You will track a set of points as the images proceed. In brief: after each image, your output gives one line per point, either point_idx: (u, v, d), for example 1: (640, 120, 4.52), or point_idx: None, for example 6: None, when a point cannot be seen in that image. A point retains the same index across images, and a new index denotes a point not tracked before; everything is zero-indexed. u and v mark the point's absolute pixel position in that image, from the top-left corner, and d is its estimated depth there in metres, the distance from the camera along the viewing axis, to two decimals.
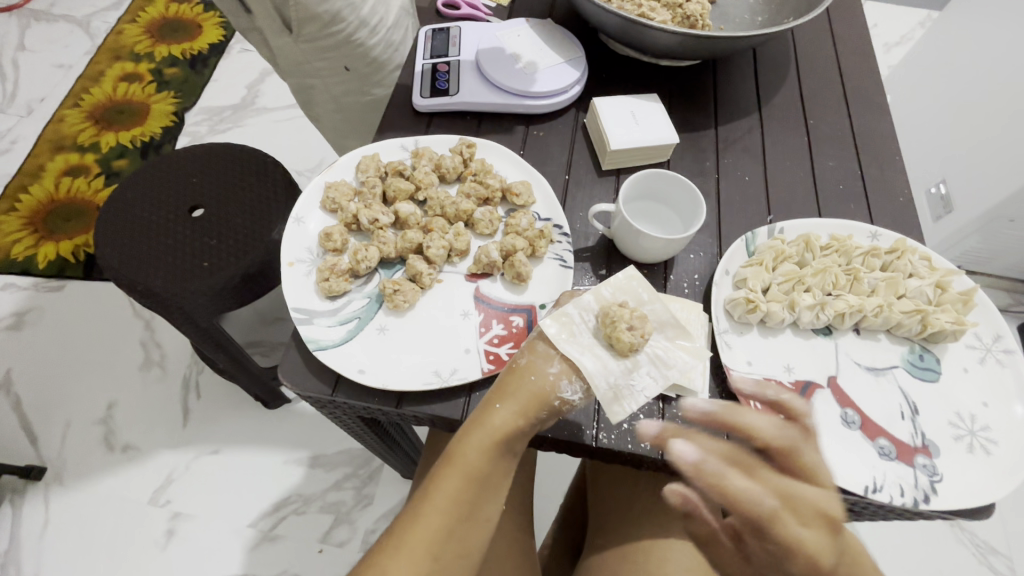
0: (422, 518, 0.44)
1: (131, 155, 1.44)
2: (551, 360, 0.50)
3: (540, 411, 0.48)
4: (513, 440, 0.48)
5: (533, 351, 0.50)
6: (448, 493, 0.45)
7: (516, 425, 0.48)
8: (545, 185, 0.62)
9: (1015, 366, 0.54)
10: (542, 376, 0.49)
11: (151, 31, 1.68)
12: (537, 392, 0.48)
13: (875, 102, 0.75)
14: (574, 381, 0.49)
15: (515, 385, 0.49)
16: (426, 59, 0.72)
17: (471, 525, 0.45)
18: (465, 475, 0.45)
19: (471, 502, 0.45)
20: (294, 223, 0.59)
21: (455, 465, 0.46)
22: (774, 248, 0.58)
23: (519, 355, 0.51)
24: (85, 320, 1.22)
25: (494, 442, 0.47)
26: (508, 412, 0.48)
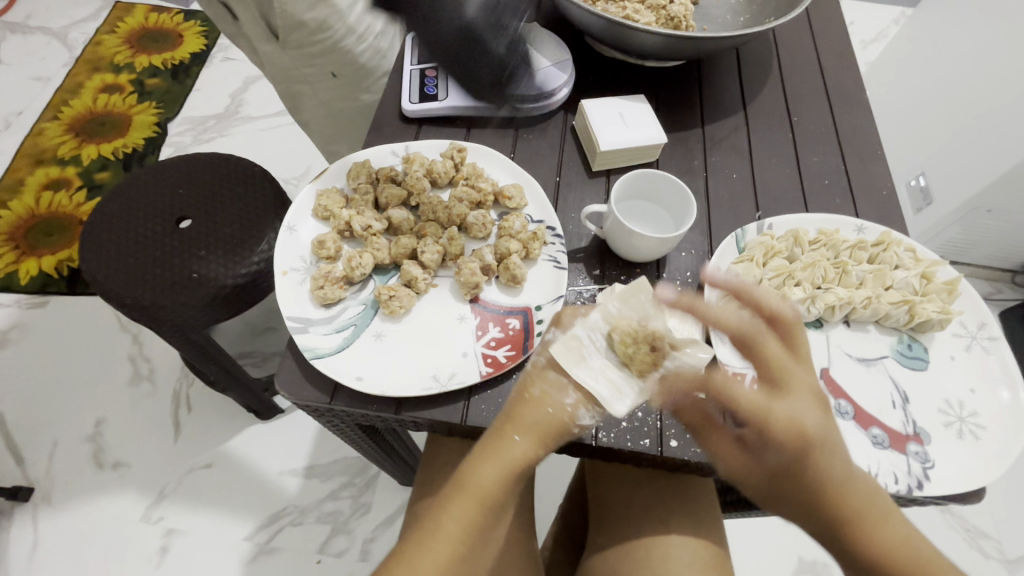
0: (429, 545, 0.43)
1: (113, 167, 1.42)
2: (565, 389, 0.48)
3: (555, 439, 0.47)
4: (527, 469, 0.47)
5: (545, 378, 0.49)
6: (459, 520, 0.44)
7: (534, 455, 0.47)
8: (536, 188, 0.63)
9: (999, 353, 0.55)
10: (559, 407, 0.48)
11: (130, 41, 1.66)
12: (551, 421, 0.47)
13: (855, 97, 0.77)
14: (591, 408, 0.48)
15: (533, 416, 0.47)
16: (414, 65, 0.72)
17: (480, 547, 0.45)
18: (478, 504, 0.45)
19: (482, 529, 0.45)
20: (286, 232, 0.58)
21: (469, 493, 0.45)
22: (763, 243, 0.59)
23: (530, 381, 0.49)
24: (71, 336, 1.20)
25: (509, 470, 0.46)
26: (527, 444, 0.46)
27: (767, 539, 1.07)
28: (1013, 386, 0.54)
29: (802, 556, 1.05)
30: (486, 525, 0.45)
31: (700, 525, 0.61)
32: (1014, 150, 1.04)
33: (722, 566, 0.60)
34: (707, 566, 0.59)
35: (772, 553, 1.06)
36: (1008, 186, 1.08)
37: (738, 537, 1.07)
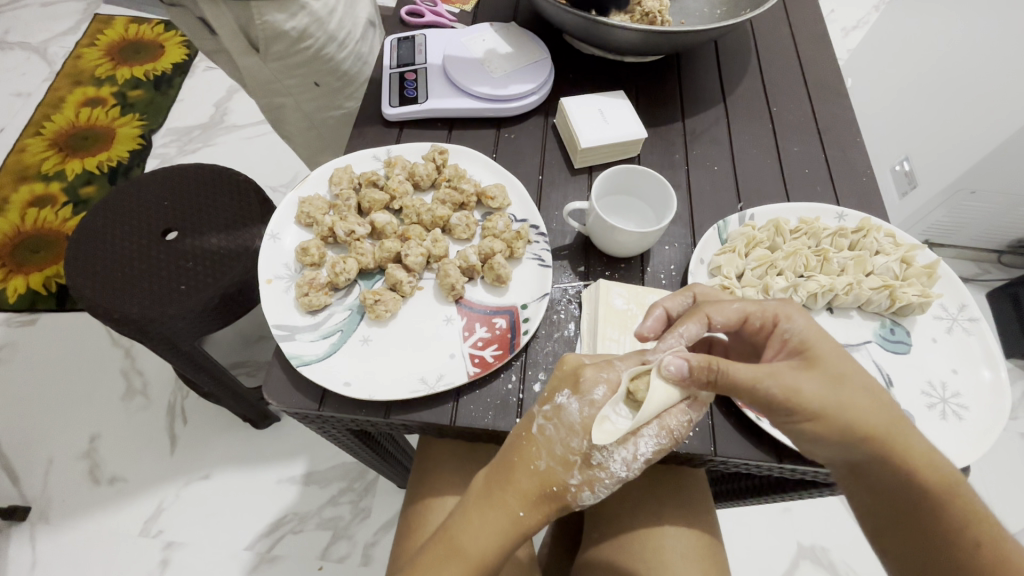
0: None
1: (99, 181, 1.41)
2: (571, 470, 0.46)
3: (552, 509, 0.47)
4: (525, 535, 0.48)
5: (555, 454, 0.46)
6: None
7: (532, 526, 0.47)
8: (518, 186, 0.63)
9: (979, 334, 0.56)
10: (563, 487, 0.46)
11: (112, 54, 1.65)
12: (553, 493, 0.46)
13: (833, 85, 0.77)
14: (596, 492, 0.46)
15: (536, 492, 0.47)
16: (393, 68, 0.72)
17: None
18: (474, 569, 0.46)
19: None
20: (269, 240, 0.58)
21: (465, 559, 0.46)
22: (745, 234, 0.60)
23: (540, 452, 0.46)
24: (63, 352, 1.19)
25: (505, 532, 0.47)
26: (526, 517, 0.47)
27: (765, 526, 1.08)
28: (994, 365, 0.54)
29: (801, 541, 1.06)
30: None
31: (693, 516, 0.62)
32: (994, 132, 1.05)
33: (716, 554, 0.61)
34: (701, 555, 0.60)
35: (771, 540, 1.06)
36: (990, 167, 1.09)
37: (737, 526, 1.07)
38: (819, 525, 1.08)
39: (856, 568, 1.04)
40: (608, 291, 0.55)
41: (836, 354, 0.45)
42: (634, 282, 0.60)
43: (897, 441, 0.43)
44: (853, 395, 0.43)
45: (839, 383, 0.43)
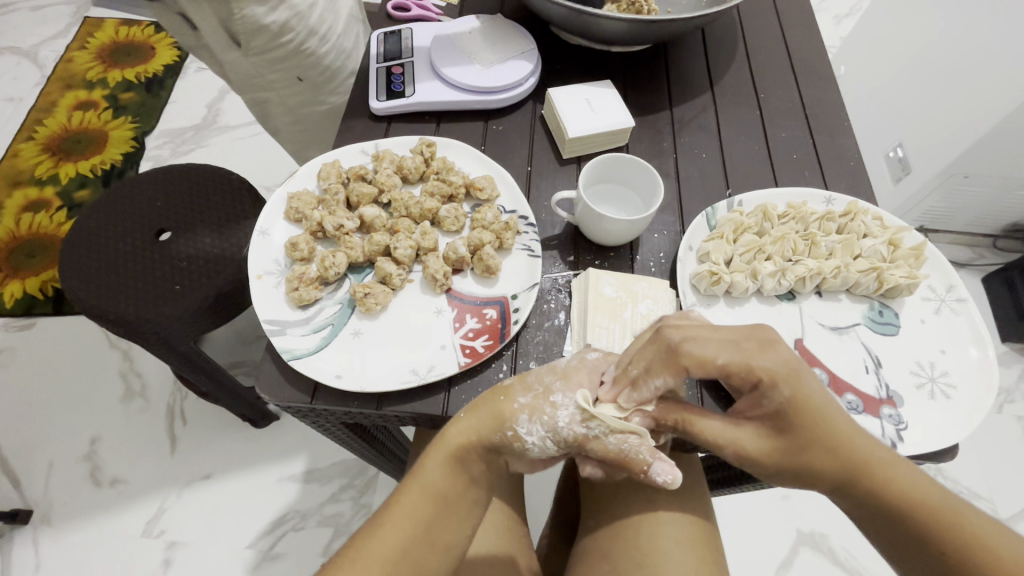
0: (379, 532, 0.44)
1: (93, 184, 1.41)
2: (527, 390, 0.48)
3: (494, 438, 0.47)
4: (468, 456, 0.47)
5: (525, 385, 0.48)
6: (404, 506, 0.45)
7: (472, 442, 0.47)
8: (507, 177, 0.63)
9: (967, 314, 0.57)
10: (508, 401, 0.47)
11: (102, 56, 1.65)
12: (499, 420, 0.47)
13: (821, 71, 0.77)
14: (535, 418, 0.46)
15: (483, 401, 0.48)
16: (380, 62, 0.72)
17: (427, 547, 0.45)
18: (423, 490, 0.46)
19: (428, 520, 0.45)
20: (259, 236, 0.58)
21: (415, 479, 0.47)
22: (733, 220, 0.60)
23: (515, 386, 0.48)
24: (61, 356, 1.20)
25: (452, 460, 0.47)
26: (465, 425, 0.47)
27: (764, 514, 1.08)
28: (982, 343, 0.55)
29: (800, 528, 1.07)
30: (435, 522, 0.46)
31: (687, 502, 0.63)
32: (987, 115, 1.05)
33: (709, 539, 0.61)
34: (694, 540, 0.60)
35: (770, 528, 1.07)
36: (983, 150, 1.09)
37: (736, 514, 1.08)
38: (817, 511, 1.08)
39: (854, 554, 1.05)
40: (597, 279, 0.56)
41: (814, 412, 0.43)
42: (624, 271, 0.60)
43: (869, 479, 0.43)
44: (818, 449, 0.43)
45: (807, 442, 0.43)
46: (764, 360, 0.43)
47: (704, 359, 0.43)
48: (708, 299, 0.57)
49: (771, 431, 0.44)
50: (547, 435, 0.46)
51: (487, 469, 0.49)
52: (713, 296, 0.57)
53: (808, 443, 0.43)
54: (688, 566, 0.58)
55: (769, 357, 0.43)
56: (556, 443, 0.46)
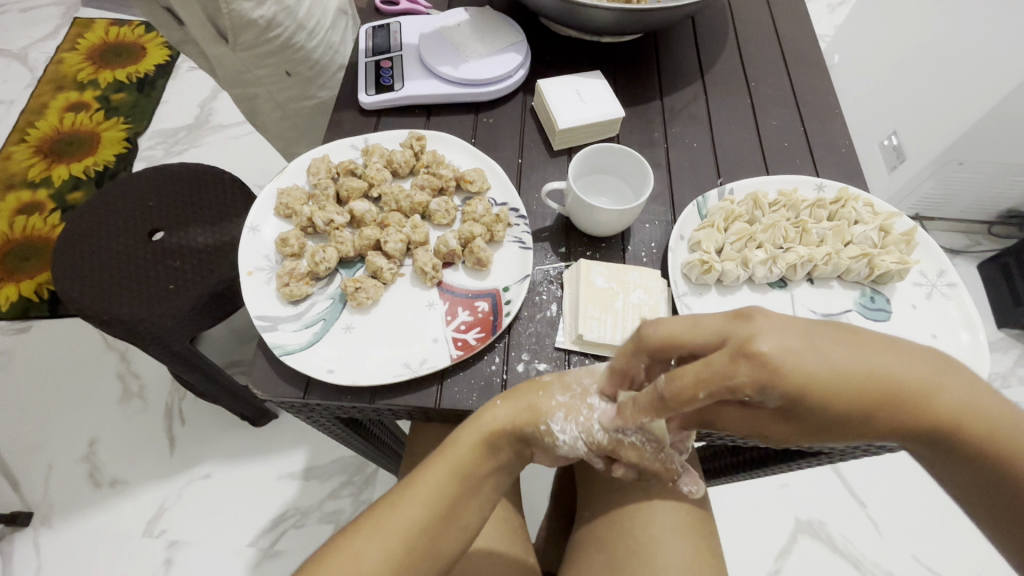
0: (400, 506, 0.44)
1: (86, 186, 1.41)
2: (564, 389, 0.48)
3: (528, 430, 0.47)
4: (500, 444, 0.48)
5: (564, 385, 0.48)
6: (431, 482, 0.46)
7: (508, 430, 0.47)
8: (497, 170, 0.63)
9: (958, 298, 0.57)
10: (546, 397, 0.48)
11: (92, 57, 1.64)
12: (536, 414, 0.47)
13: (812, 58, 0.77)
14: (569, 418, 0.47)
15: (522, 393, 0.48)
16: (368, 57, 0.72)
17: (448, 527, 0.45)
18: (451, 469, 0.46)
19: (452, 501, 0.45)
20: (249, 232, 0.58)
21: (444, 458, 0.47)
22: (724, 209, 0.60)
23: (553, 382, 0.48)
24: (57, 358, 1.19)
25: (481, 444, 0.47)
26: (503, 413, 0.48)
27: (763, 504, 1.09)
28: (972, 327, 0.55)
29: (799, 517, 1.07)
30: (457, 501, 0.46)
31: (684, 491, 0.63)
32: (981, 100, 1.04)
33: (705, 526, 0.62)
34: (690, 528, 0.60)
35: (769, 517, 1.07)
36: (978, 136, 1.09)
37: (734, 504, 1.08)
38: (815, 500, 1.09)
39: (852, 541, 1.05)
40: (588, 270, 0.56)
41: (816, 396, 0.33)
42: (615, 261, 0.60)
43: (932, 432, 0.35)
44: (837, 419, 0.34)
45: (823, 418, 0.34)
46: (743, 374, 0.32)
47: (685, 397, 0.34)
48: (700, 288, 0.57)
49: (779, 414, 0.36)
50: (580, 435, 0.47)
51: (512, 455, 0.49)
52: (705, 286, 0.57)
53: (824, 420, 0.34)
54: (684, 553, 0.58)
55: (752, 366, 0.32)
56: (589, 446, 0.47)
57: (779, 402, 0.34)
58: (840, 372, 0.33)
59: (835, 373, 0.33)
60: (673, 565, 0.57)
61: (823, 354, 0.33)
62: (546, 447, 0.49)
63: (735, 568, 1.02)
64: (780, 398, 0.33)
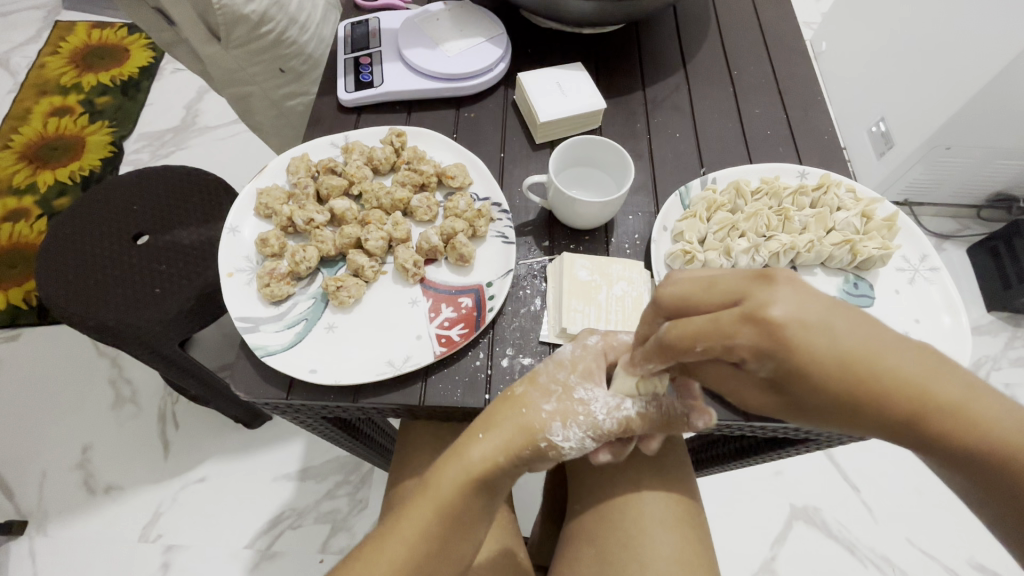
0: (391, 547, 0.43)
1: (72, 191, 1.39)
2: (548, 396, 0.47)
3: (525, 452, 0.46)
4: (490, 475, 0.46)
5: (544, 391, 0.48)
6: (416, 523, 0.44)
7: (495, 458, 0.46)
8: (478, 165, 0.63)
9: (940, 282, 0.57)
10: (535, 412, 0.47)
11: (75, 60, 1.62)
12: (529, 432, 0.46)
13: (794, 45, 0.77)
14: (569, 421, 0.46)
15: (505, 414, 0.47)
16: (347, 53, 0.71)
17: (442, 560, 0.44)
18: (436, 506, 0.45)
19: (443, 538, 0.44)
20: (228, 233, 0.58)
21: (428, 495, 0.45)
22: (706, 198, 0.59)
23: (533, 392, 0.48)
24: (48, 366, 1.19)
25: (471, 478, 0.45)
26: (488, 443, 0.46)
27: (758, 493, 1.09)
28: (954, 311, 0.55)
29: (794, 503, 1.08)
30: (452, 536, 0.45)
31: (675, 482, 0.63)
32: (967, 84, 1.05)
33: (694, 517, 0.62)
34: (679, 519, 0.60)
35: (765, 505, 1.08)
36: (965, 121, 1.09)
37: (729, 493, 1.09)
38: (809, 487, 1.10)
39: (847, 526, 1.06)
40: (570, 263, 0.55)
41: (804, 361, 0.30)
42: (599, 253, 0.60)
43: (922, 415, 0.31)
44: (826, 403, 0.32)
45: (805, 392, 0.32)
46: (745, 336, 0.30)
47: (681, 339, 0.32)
48: None
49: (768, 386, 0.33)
50: (586, 434, 0.47)
51: (504, 482, 0.48)
52: None
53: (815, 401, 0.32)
54: (673, 544, 0.58)
55: (754, 330, 0.30)
56: (597, 439, 0.47)
57: (771, 373, 0.31)
58: (845, 356, 0.30)
59: (839, 350, 0.30)
60: (663, 558, 0.57)
61: (832, 330, 0.30)
62: (550, 462, 0.48)
63: (730, 555, 1.03)
64: (773, 370, 0.31)
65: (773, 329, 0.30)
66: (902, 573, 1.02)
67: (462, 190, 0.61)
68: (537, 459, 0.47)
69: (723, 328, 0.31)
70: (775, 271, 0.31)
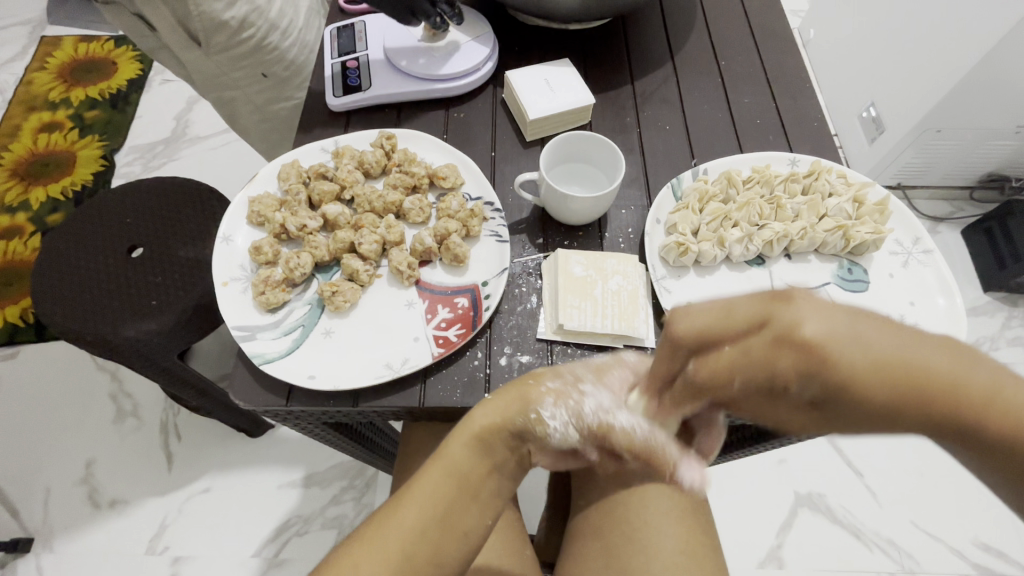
0: (396, 514, 0.41)
1: (64, 207, 1.39)
2: (552, 377, 0.48)
3: (519, 419, 0.45)
4: (493, 441, 0.45)
5: (555, 372, 0.48)
6: (427, 485, 0.43)
7: (495, 420, 0.45)
8: (470, 165, 0.63)
9: (933, 264, 0.57)
10: (537, 386, 0.47)
11: (63, 75, 1.61)
12: (526, 401, 0.46)
13: (780, 34, 0.77)
14: (558, 403, 0.46)
15: (511, 387, 0.48)
16: (334, 58, 0.71)
17: (448, 529, 0.42)
18: (446, 469, 0.44)
19: (451, 502, 0.43)
20: (222, 243, 0.57)
21: (437, 459, 0.44)
22: (698, 189, 0.60)
23: (544, 371, 0.48)
24: (48, 383, 1.18)
25: (476, 440, 0.44)
26: (491, 408, 0.46)
27: (762, 482, 1.09)
28: (949, 292, 0.55)
29: (798, 491, 1.08)
30: (457, 503, 0.43)
31: None
32: (956, 64, 1.04)
33: (696, 508, 0.62)
34: (681, 510, 0.61)
35: (769, 493, 1.08)
36: (955, 103, 1.09)
37: (733, 482, 1.09)
38: (812, 474, 1.10)
39: (853, 511, 1.07)
40: (565, 259, 0.56)
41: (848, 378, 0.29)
42: (593, 249, 0.60)
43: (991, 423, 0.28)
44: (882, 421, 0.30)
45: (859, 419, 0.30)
46: (784, 361, 0.30)
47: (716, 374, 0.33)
48: (678, 270, 0.57)
49: (813, 413, 0.32)
50: (570, 420, 0.46)
51: (509, 457, 0.46)
52: (683, 268, 0.57)
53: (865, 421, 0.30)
54: (677, 536, 0.59)
55: (794, 351, 0.30)
56: (580, 430, 0.46)
57: (816, 395, 0.30)
58: (890, 367, 0.29)
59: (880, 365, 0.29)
60: (666, 550, 0.58)
61: (867, 341, 0.29)
62: (540, 441, 0.46)
63: (736, 544, 1.04)
64: (820, 393, 0.30)
65: (805, 348, 0.29)
66: (908, 555, 1.03)
67: (459, 190, 0.62)
68: (530, 436, 0.46)
69: (757, 358, 0.31)
70: (792, 289, 0.31)
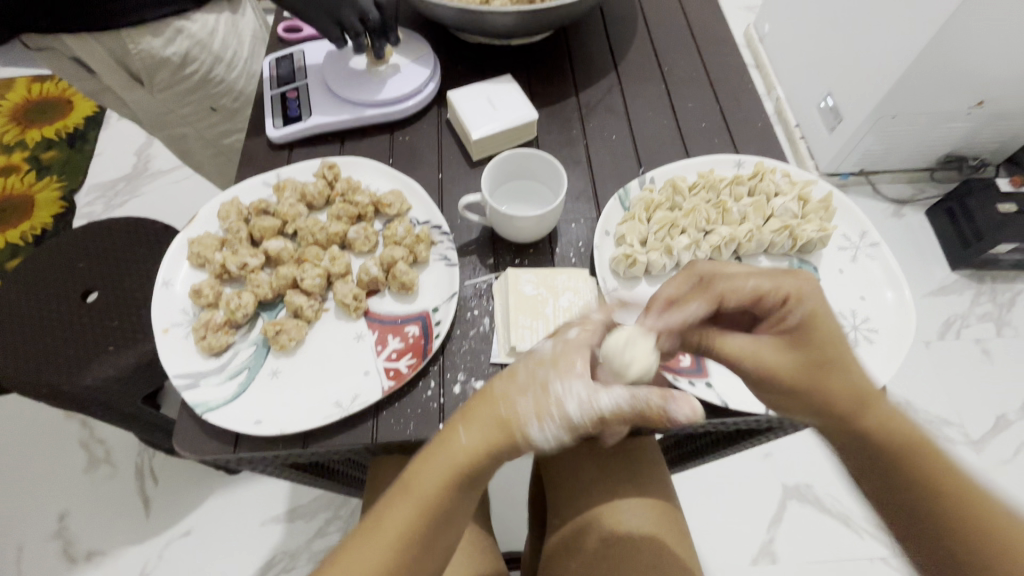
0: (367, 552, 0.38)
1: (24, 252, 1.35)
2: (525, 390, 0.41)
3: (502, 447, 0.40)
4: (474, 472, 0.41)
5: (517, 382, 0.41)
6: (398, 520, 0.39)
7: (478, 454, 0.40)
8: (415, 190, 0.62)
9: (881, 257, 0.58)
10: (513, 406, 0.40)
11: (17, 117, 1.58)
12: (505, 424, 0.40)
13: (721, 36, 0.78)
14: (541, 418, 0.39)
15: (486, 406, 0.41)
16: (274, 89, 0.70)
17: (425, 557, 0.40)
18: (419, 503, 0.40)
19: (428, 532, 0.40)
20: (161, 288, 0.56)
21: (410, 493, 0.40)
22: (644, 198, 0.60)
23: (505, 386, 0.41)
24: (14, 436, 1.14)
25: (454, 474, 0.40)
26: (470, 439, 0.40)
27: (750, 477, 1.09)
28: (897, 285, 0.56)
29: (786, 483, 1.08)
30: (433, 533, 0.40)
31: (649, 489, 0.62)
32: (902, 53, 1.07)
33: (672, 519, 0.61)
34: (656, 524, 0.60)
35: (758, 488, 1.08)
36: (904, 89, 1.11)
37: (721, 480, 1.09)
38: (799, 465, 1.10)
39: (841, 499, 1.07)
40: (515, 278, 0.55)
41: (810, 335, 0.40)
42: (543, 265, 0.59)
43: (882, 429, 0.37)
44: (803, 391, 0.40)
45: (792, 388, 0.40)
46: (775, 304, 0.42)
47: (739, 289, 0.44)
48: (630, 282, 0.57)
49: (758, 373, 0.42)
50: (561, 430, 0.39)
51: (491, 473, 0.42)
52: (634, 279, 0.57)
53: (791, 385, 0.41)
54: (651, 552, 0.58)
55: (788, 301, 0.42)
56: (574, 432, 0.40)
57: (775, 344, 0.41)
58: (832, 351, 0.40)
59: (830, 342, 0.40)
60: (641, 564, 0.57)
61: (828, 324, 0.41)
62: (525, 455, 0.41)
63: (729, 544, 1.03)
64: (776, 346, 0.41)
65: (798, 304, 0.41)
66: None
67: (404, 217, 0.61)
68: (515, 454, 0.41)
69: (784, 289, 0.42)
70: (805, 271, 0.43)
